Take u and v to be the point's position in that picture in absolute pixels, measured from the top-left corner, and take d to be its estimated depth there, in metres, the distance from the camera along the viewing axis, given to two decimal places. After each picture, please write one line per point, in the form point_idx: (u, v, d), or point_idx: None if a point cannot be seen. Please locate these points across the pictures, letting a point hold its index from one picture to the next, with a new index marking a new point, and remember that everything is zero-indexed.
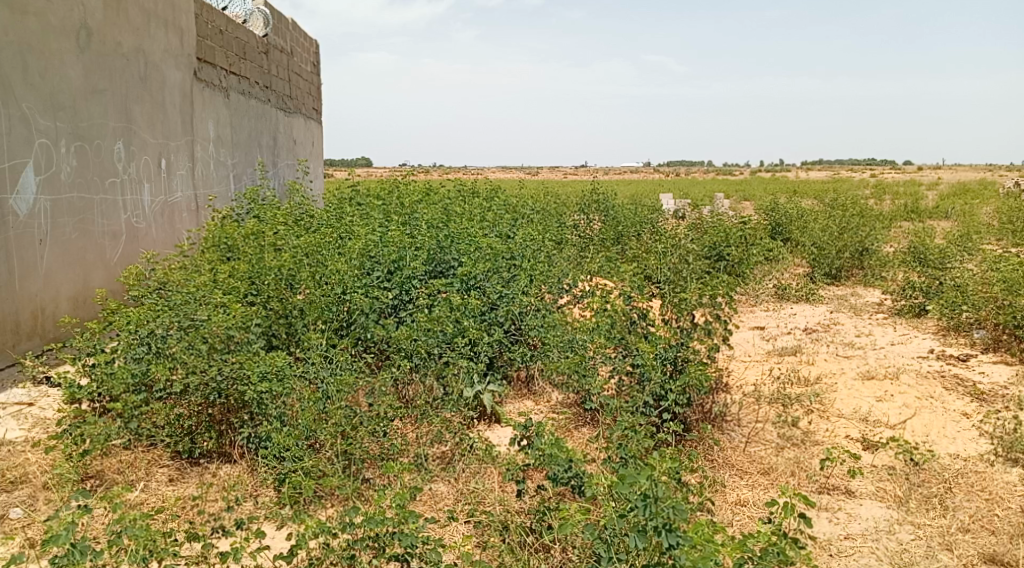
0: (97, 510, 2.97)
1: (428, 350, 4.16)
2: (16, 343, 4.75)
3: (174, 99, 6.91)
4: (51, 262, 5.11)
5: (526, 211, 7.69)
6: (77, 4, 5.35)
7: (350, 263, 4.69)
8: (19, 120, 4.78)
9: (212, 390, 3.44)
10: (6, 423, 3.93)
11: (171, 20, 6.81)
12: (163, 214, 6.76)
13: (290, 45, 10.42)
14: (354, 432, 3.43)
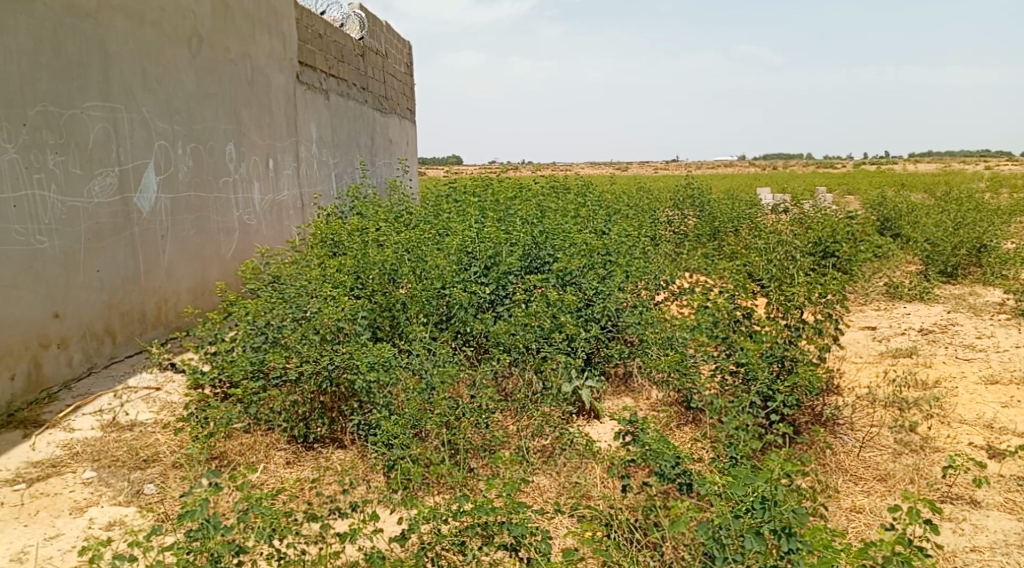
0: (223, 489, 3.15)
1: (526, 345, 4.21)
2: (143, 333, 5.09)
3: (279, 102, 7.24)
4: (173, 257, 5.45)
5: (621, 207, 7.64)
6: (189, 13, 5.67)
7: (449, 259, 4.78)
8: (140, 123, 5.10)
9: (324, 378, 3.62)
10: (137, 406, 4.22)
11: (274, 26, 7.13)
12: (271, 212, 7.09)
13: (385, 48, 10.70)
14: (458, 422, 3.50)
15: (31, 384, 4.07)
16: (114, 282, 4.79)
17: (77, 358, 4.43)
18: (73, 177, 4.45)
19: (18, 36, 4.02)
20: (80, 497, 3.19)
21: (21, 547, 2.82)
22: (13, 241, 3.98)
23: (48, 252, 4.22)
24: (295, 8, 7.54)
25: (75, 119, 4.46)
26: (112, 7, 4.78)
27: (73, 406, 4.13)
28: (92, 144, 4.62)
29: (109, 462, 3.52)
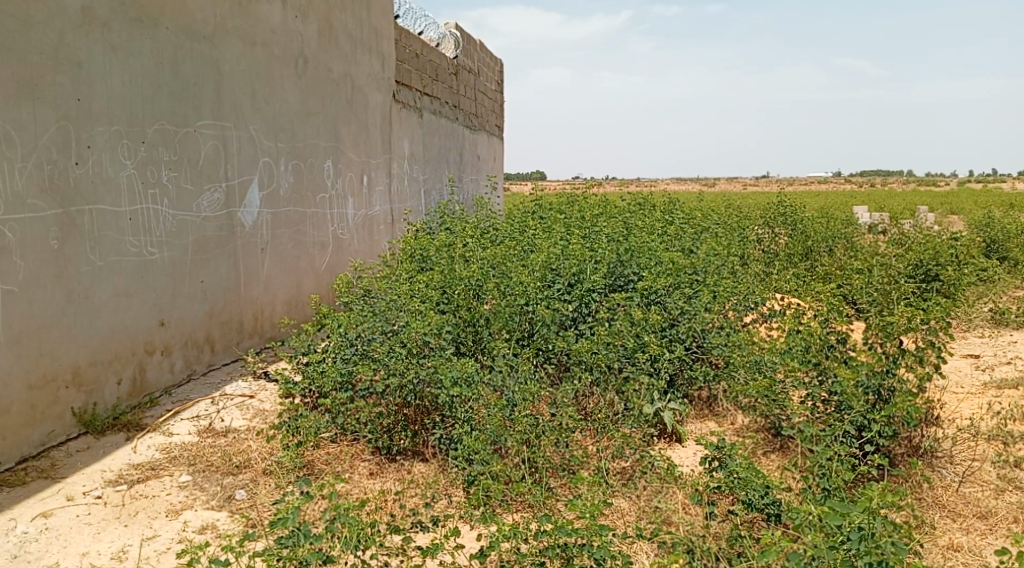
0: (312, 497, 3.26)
1: (609, 363, 4.18)
2: (241, 340, 5.35)
3: (375, 120, 7.48)
4: (270, 269, 5.71)
5: (709, 225, 7.49)
6: (296, 35, 5.94)
7: (533, 275, 4.80)
8: (248, 141, 5.38)
9: (409, 391, 3.71)
10: (232, 412, 4.43)
11: (374, 46, 7.37)
12: (363, 226, 7.32)
13: (477, 66, 10.89)
14: (538, 440, 3.51)
15: (136, 389, 4.33)
16: (216, 293, 5.06)
17: (178, 364, 4.70)
18: (183, 192, 4.72)
19: (142, 59, 4.30)
20: (177, 499, 3.37)
21: (122, 545, 2.99)
22: (128, 252, 4.24)
23: (157, 262, 4.48)
24: (393, 28, 7.79)
25: (187, 137, 4.74)
26: (226, 30, 5.06)
27: (173, 411, 4.36)
28: (203, 161, 4.89)
29: (204, 466, 3.69)
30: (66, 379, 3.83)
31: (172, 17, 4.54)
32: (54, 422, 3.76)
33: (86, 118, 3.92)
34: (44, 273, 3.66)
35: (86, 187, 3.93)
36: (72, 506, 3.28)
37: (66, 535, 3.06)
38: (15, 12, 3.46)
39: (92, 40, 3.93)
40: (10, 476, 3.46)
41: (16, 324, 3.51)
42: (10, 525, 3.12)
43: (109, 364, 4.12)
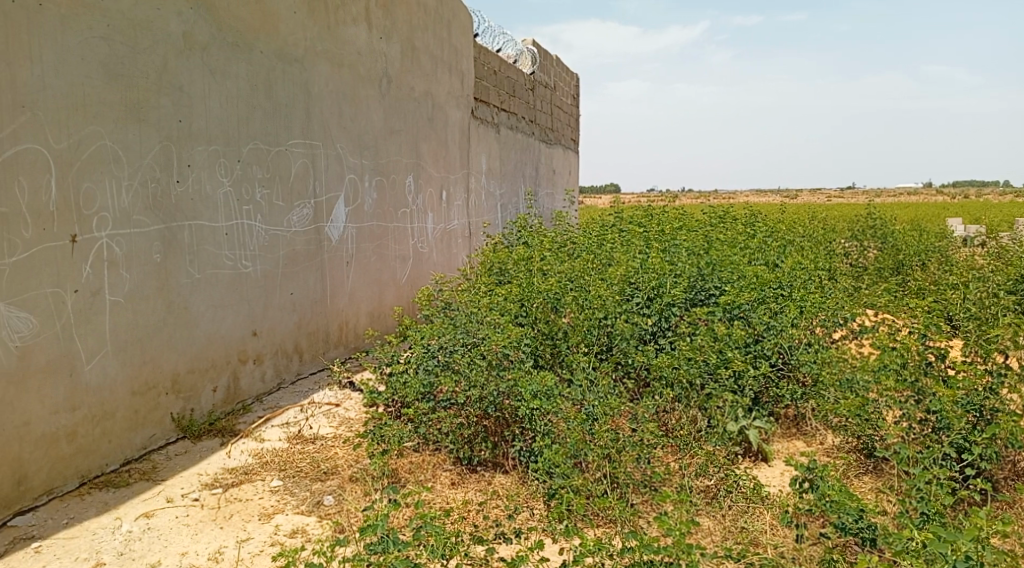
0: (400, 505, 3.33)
1: (691, 379, 4.07)
2: (326, 351, 5.53)
3: (454, 136, 7.62)
4: (354, 282, 5.88)
5: (794, 238, 7.29)
6: (380, 56, 6.13)
7: (611, 288, 4.75)
8: (334, 158, 5.56)
9: (488, 403, 3.77)
10: (319, 420, 4.57)
11: (455, 64, 7.52)
12: (442, 240, 7.46)
13: (553, 81, 10.97)
14: (619, 455, 3.46)
15: (230, 396, 4.53)
16: (304, 304, 5.24)
17: (269, 373, 4.89)
18: (275, 208, 4.92)
19: (238, 82, 4.52)
20: (269, 503, 3.49)
21: (218, 546, 3.11)
22: (225, 265, 4.45)
23: (251, 275, 4.68)
24: (472, 46, 7.94)
25: (279, 155, 4.94)
26: (316, 52, 5.27)
27: (264, 417, 4.53)
28: (293, 178, 5.09)
29: (294, 472, 3.82)
30: (166, 386, 4.03)
31: (266, 41, 4.76)
32: (154, 426, 3.97)
33: (187, 138, 4.14)
34: (148, 285, 3.87)
35: (186, 205, 4.14)
36: (172, 508, 3.44)
37: (167, 536, 3.21)
38: (124, 40, 3.69)
39: (193, 64, 4.16)
40: (115, 476, 3.66)
41: (122, 333, 3.72)
42: (116, 523, 3.29)
43: (205, 372, 4.32)
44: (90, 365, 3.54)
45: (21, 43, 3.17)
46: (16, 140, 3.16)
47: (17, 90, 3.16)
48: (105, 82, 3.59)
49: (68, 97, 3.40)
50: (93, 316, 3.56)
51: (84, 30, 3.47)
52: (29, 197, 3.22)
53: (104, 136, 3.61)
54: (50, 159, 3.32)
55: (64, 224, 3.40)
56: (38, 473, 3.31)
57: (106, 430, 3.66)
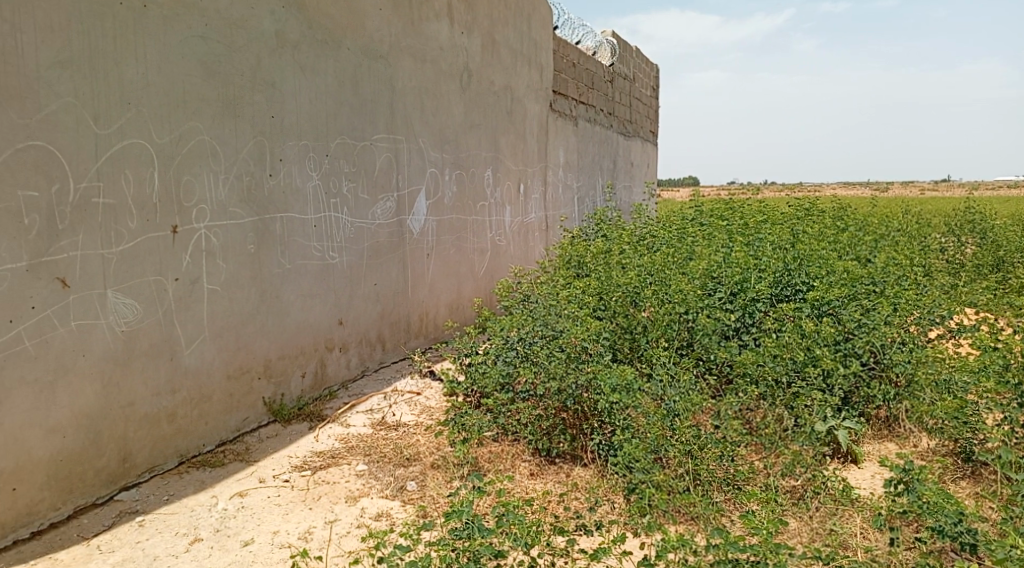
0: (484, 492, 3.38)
1: (777, 378, 3.97)
2: (407, 340, 5.66)
3: (533, 129, 7.64)
4: (435, 274, 6.00)
5: (886, 233, 7.01)
6: (461, 50, 6.20)
7: (693, 283, 4.68)
8: (416, 152, 5.66)
9: (567, 396, 3.76)
10: (401, 407, 4.68)
11: (534, 58, 7.54)
12: (520, 233, 7.51)
13: (633, 72, 10.84)
14: (702, 452, 3.43)
15: (317, 382, 4.69)
16: (387, 295, 5.37)
17: (354, 361, 5.04)
18: (361, 201, 5.06)
19: (327, 78, 4.66)
20: (355, 486, 3.61)
21: (307, 526, 3.23)
22: (313, 256, 4.60)
23: (337, 266, 4.83)
24: (552, 39, 7.93)
25: (365, 150, 5.07)
26: (400, 48, 5.38)
27: (349, 404, 4.67)
28: (378, 171, 5.22)
29: (378, 457, 3.93)
30: (258, 371, 4.21)
31: (353, 38, 4.89)
32: (247, 410, 4.15)
33: (279, 133, 4.30)
34: (242, 274, 4.04)
35: (278, 198, 4.30)
36: (264, 488, 3.60)
37: (259, 514, 3.35)
38: (221, 39, 3.86)
39: (285, 62, 4.31)
40: (211, 456, 3.85)
41: (219, 319, 3.90)
42: (212, 501, 3.46)
43: (295, 359, 4.49)
44: (189, 349, 3.73)
45: (128, 43, 3.35)
46: (122, 135, 3.35)
47: (124, 87, 3.35)
48: (203, 79, 3.76)
49: (170, 94, 3.58)
50: (192, 303, 3.74)
51: (185, 29, 3.64)
52: (134, 189, 3.41)
53: (202, 131, 3.78)
54: (153, 153, 3.50)
55: (166, 215, 3.58)
56: (141, 451, 3.51)
57: (203, 412, 3.85)
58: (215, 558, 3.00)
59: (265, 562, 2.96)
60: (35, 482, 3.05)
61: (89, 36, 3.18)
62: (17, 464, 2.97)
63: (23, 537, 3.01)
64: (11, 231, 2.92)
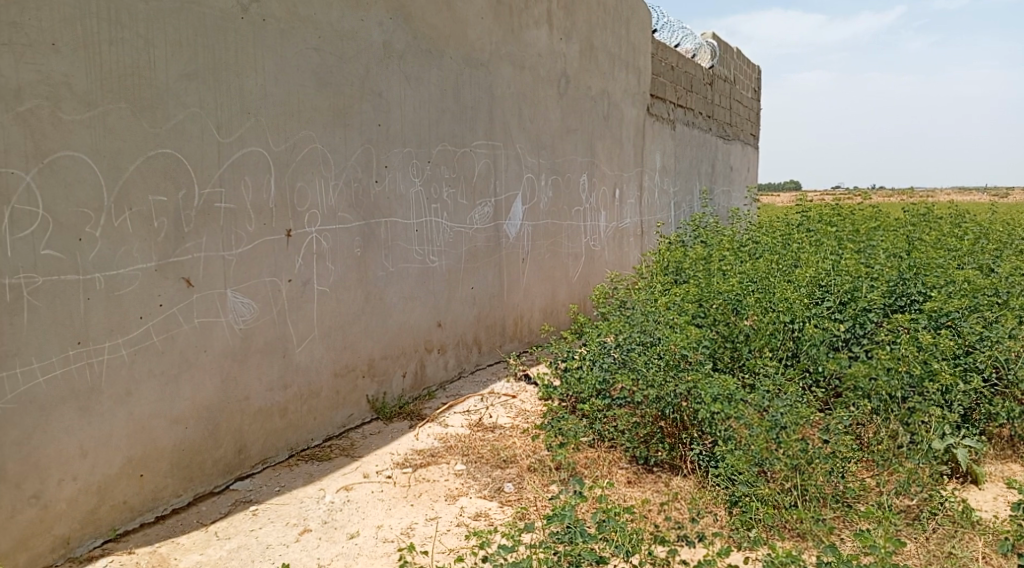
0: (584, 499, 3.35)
1: (892, 392, 3.76)
2: (502, 343, 5.74)
3: (630, 134, 7.59)
4: (530, 278, 6.06)
5: (1011, 240, 6.57)
6: (560, 56, 6.23)
7: (799, 291, 4.51)
8: (514, 157, 5.73)
9: (666, 404, 3.68)
10: (498, 409, 4.74)
11: (632, 62, 7.48)
12: (615, 238, 7.48)
13: (733, 74, 10.58)
14: (810, 467, 3.29)
15: (417, 382, 4.82)
16: (484, 298, 5.46)
17: (451, 362, 5.15)
18: (461, 206, 5.17)
19: (430, 86, 4.78)
20: (454, 485, 3.69)
21: (409, 523, 3.32)
22: (414, 260, 4.73)
23: (437, 270, 4.94)
24: (650, 42, 7.86)
25: (465, 156, 5.18)
26: (500, 56, 5.46)
27: (447, 404, 4.78)
28: (477, 177, 5.31)
29: (476, 457, 3.99)
30: (363, 369, 4.36)
31: (456, 47, 5.00)
32: (352, 407, 4.30)
33: (385, 140, 4.44)
34: (349, 276, 4.20)
35: (383, 203, 4.45)
36: (367, 483, 3.72)
37: (364, 508, 3.47)
38: (333, 50, 4.03)
39: (391, 72, 4.45)
40: (318, 451, 4.02)
41: (328, 320, 4.07)
42: (320, 494, 3.60)
43: (396, 359, 4.63)
44: (300, 347, 3.91)
45: (248, 56, 3.55)
46: (241, 143, 3.55)
47: (244, 98, 3.55)
48: (316, 89, 3.94)
49: (287, 104, 3.77)
50: (303, 304, 3.92)
51: (300, 42, 3.82)
52: (252, 194, 3.60)
53: (315, 140, 3.96)
54: (270, 160, 3.70)
55: (281, 219, 3.76)
56: (255, 443, 3.70)
57: (312, 408, 4.02)
58: (324, 548, 3.12)
59: (370, 555, 3.06)
60: (160, 469, 3.25)
61: (213, 50, 3.38)
62: (144, 452, 3.17)
63: (149, 521, 3.22)
64: (143, 233, 3.12)
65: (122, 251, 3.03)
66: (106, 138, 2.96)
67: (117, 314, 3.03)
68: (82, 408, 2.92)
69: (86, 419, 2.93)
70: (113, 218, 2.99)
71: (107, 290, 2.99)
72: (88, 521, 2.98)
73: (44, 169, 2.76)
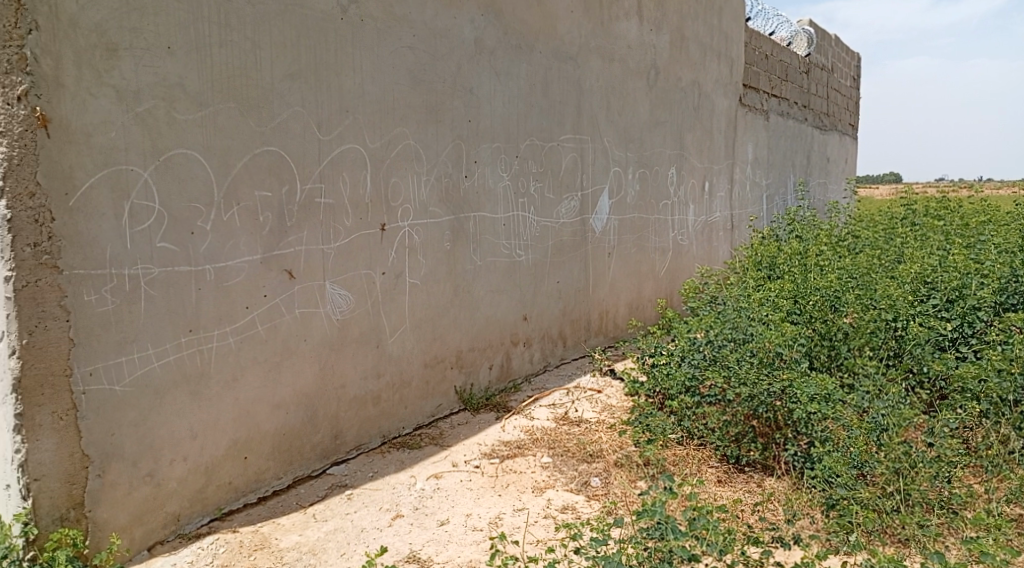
0: (673, 498, 3.30)
1: (1004, 396, 3.56)
2: (588, 338, 5.73)
3: (721, 125, 7.40)
4: (616, 273, 6.02)
5: None
6: (650, 48, 6.15)
7: (902, 288, 4.30)
8: (602, 151, 5.69)
9: (759, 403, 3.57)
10: (583, 404, 4.74)
11: (724, 52, 7.30)
12: (703, 232, 7.33)
13: (832, 62, 10.15)
14: (913, 472, 3.18)
15: (503, 375, 4.88)
16: (569, 293, 5.47)
17: (537, 356, 5.18)
18: (548, 200, 5.18)
19: (519, 81, 4.81)
20: (540, 477, 3.72)
21: (497, 512, 3.37)
22: (502, 254, 4.78)
23: (524, 264, 4.98)
24: (744, 31, 7.64)
25: (553, 150, 5.19)
26: (590, 49, 5.43)
27: (533, 397, 4.82)
28: (564, 171, 5.31)
29: (562, 451, 4.01)
30: (451, 361, 4.45)
31: (546, 41, 5.01)
32: (440, 397, 4.40)
33: (475, 136, 4.50)
34: (439, 269, 4.29)
35: (473, 197, 4.51)
36: (456, 472, 3.80)
37: (453, 496, 3.54)
38: (426, 48, 4.11)
39: (482, 68, 4.51)
40: (409, 439, 4.13)
41: (418, 312, 4.17)
42: (411, 480, 3.70)
43: (483, 351, 4.70)
44: (392, 338, 4.02)
45: (346, 56, 3.67)
46: (340, 140, 3.67)
47: (343, 97, 3.67)
48: (410, 87, 4.03)
49: (382, 102, 3.88)
50: (396, 296, 4.03)
51: (395, 41, 3.92)
52: (350, 190, 3.73)
53: (408, 136, 4.05)
54: (366, 157, 3.81)
55: (376, 213, 3.88)
56: (350, 430, 3.83)
57: (403, 397, 4.13)
58: (415, 534, 3.21)
59: (460, 542, 3.12)
60: (262, 452, 3.42)
61: (314, 50, 3.51)
62: (249, 435, 3.34)
63: (252, 501, 3.39)
64: (249, 228, 3.27)
65: (230, 244, 3.20)
66: (216, 137, 3.12)
67: (226, 303, 3.20)
68: (193, 392, 3.10)
69: (196, 403, 3.11)
70: (222, 212, 3.16)
71: (217, 281, 3.16)
72: (196, 500, 3.16)
73: (160, 166, 2.93)
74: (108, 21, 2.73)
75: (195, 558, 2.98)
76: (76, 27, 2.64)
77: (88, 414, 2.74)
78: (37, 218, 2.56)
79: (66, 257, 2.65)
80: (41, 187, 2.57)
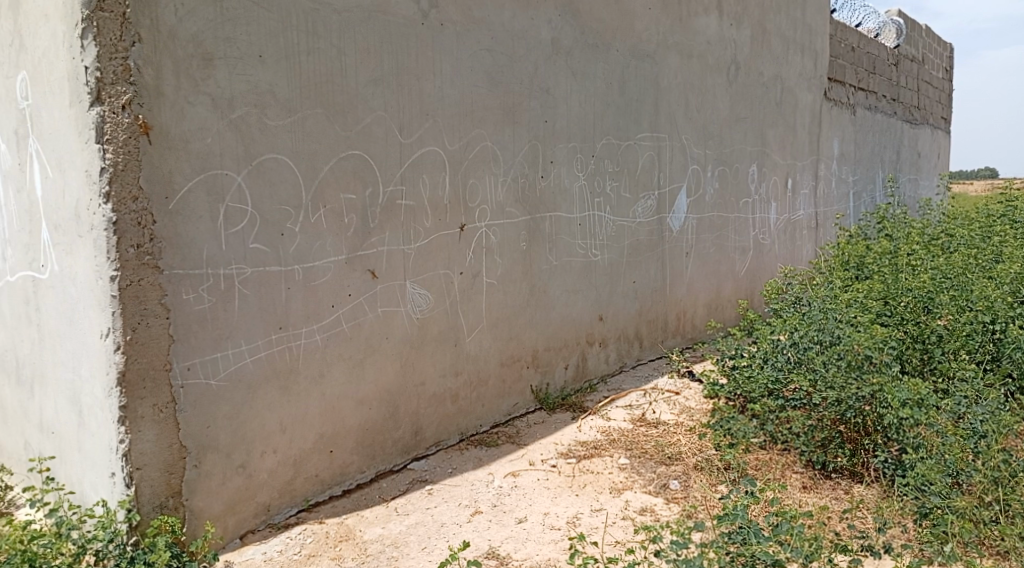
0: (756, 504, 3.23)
1: None
2: (665, 339, 5.66)
3: (804, 120, 7.18)
4: (694, 272, 5.92)
5: None
6: (730, 43, 6.02)
7: (1002, 288, 4.08)
8: (679, 149, 5.61)
9: (846, 408, 3.46)
10: (661, 405, 4.69)
11: (808, 44, 7.07)
12: (786, 231, 7.13)
13: (924, 53, 9.69)
14: (1014, 482, 3.03)
15: (579, 374, 4.88)
16: (646, 293, 5.42)
17: (613, 356, 5.15)
18: (624, 199, 5.15)
19: (596, 81, 4.80)
20: (618, 478, 3.70)
21: (575, 512, 3.38)
22: (577, 254, 4.77)
23: (600, 264, 4.96)
24: (829, 22, 7.39)
25: (629, 149, 5.14)
26: (668, 45, 5.36)
27: (609, 398, 4.79)
28: (641, 170, 5.26)
29: (639, 452, 3.98)
30: (528, 360, 4.48)
31: (623, 39, 4.97)
32: (517, 396, 4.43)
33: (551, 136, 4.51)
34: (515, 269, 4.32)
35: (549, 197, 4.53)
36: (533, 471, 3.82)
37: (530, 495, 3.57)
38: (504, 50, 4.14)
39: (559, 68, 4.51)
40: (486, 437, 4.18)
41: (495, 311, 4.21)
42: (489, 478, 3.74)
43: (559, 351, 4.70)
44: (470, 337, 4.08)
45: (427, 60, 3.74)
46: (421, 143, 3.75)
47: (423, 101, 3.74)
48: (488, 89, 4.08)
49: (460, 104, 3.93)
50: (474, 295, 4.08)
51: (474, 43, 3.97)
52: (429, 192, 3.80)
53: (485, 138, 4.10)
54: (445, 159, 3.87)
55: (454, 214, 3.94)
56: (429, 427, 3.91)
57: (480, 395, 4.18)
58: (493, 531, 3.25)
59: (537, 540, 3.14)
60: (347, 446, 3.52)
61: (396, 55, 3.59)
62: (334, 430, 3.45)
63: (336, 494, 3.50)
64: (335, 229, 3.38)
65: (317, 245, 3.31)
66: (305, 142, 3.24)
67: (313, 303, 3.31)
68: (282, 387, 3.22)
69: (285, 397, 3.23)
70: (309, 214, 3.27)
71: (305, 281, 3.28)
72: (285, 491, 3.29)
73: (253, 170, 3.06)
74: (204, 32, 2.87)
75: (284, 547, 3.10)
76: (175, 39, 2.79)
77: (185, 407, 2.89)
78: (140, 220, 2.72)
79: (166, 258, 2.80)
80: (144, 191, 2.72)
